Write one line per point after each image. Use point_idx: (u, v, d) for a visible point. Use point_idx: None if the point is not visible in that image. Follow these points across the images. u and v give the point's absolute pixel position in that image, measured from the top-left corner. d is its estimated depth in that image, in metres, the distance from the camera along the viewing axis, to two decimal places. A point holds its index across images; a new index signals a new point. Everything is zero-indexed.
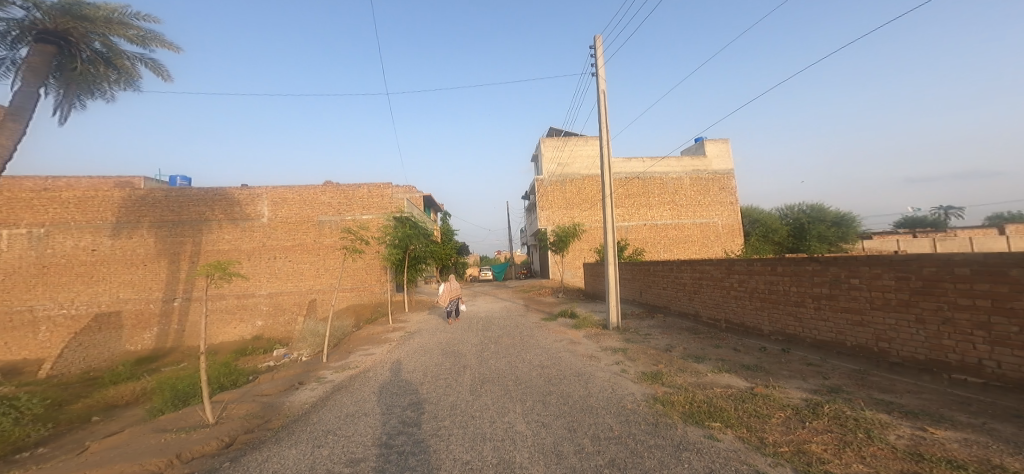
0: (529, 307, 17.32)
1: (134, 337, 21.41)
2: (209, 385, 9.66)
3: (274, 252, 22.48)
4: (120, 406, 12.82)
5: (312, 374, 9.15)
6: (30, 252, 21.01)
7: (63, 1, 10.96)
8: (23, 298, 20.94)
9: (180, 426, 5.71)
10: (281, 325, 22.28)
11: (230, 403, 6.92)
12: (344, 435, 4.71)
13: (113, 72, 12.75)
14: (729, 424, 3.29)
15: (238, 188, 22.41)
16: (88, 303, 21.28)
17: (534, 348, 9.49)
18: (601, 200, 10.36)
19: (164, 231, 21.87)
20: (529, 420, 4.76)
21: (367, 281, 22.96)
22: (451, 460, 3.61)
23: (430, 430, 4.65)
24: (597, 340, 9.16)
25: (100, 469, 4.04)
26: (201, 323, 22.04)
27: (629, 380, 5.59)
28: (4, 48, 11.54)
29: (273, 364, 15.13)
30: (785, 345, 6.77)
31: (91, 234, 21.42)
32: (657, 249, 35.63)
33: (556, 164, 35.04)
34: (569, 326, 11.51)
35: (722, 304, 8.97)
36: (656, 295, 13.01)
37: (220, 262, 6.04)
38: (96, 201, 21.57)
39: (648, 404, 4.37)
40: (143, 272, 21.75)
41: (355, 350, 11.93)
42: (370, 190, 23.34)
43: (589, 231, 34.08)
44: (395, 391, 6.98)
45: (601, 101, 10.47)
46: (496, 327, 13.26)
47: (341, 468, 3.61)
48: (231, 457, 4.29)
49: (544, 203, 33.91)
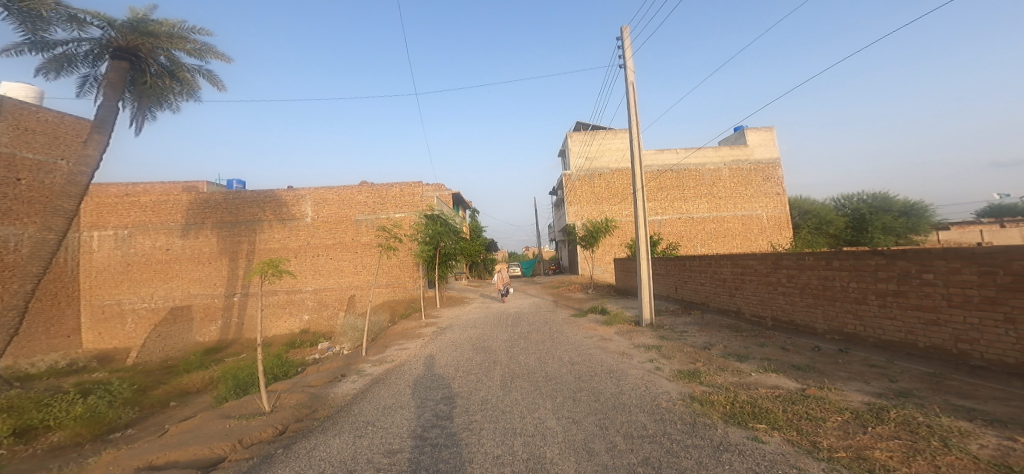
0: (560, 303, 17.25)
1: (202, 329, 23.03)
2: (265, 376, 10.31)
3: (317, 251, 23.46)
4: (191, 392, 13.85)
5: (352, 367, 9.50)
6: (116, 251, 22.99)
7: (132, 19, 11.93)
8: (112, 293, 22.87)
9: (241, 413, 6.11)
10: (325, 319, 23.30)
11: (283, 393, 7.36)
12: (383, 426, 4.86)
13: (177, 85, 13.62)
14: (776, 426, 3.15)
15: (285, 190, 23.54)
16: (164, 297, 23.06)
17: (564, 345, 9.47)
18: (633, 195, 10.16)
19: (224, 231, 23.22)
20: (560, 416, 4.77)
21: (401, 278, 23.56)
22: (483, 454, 3.65)
23: (462, 424, 4.74)
24: (629, 337, 8.98)
25: (174, 451, 4.39)
26: (257, 317, 23.37)
27: (664, 378, 5.44)
28: (88, 66, 12.65)
29: (318, 357, 15.86)
30: (843, 345, 6.40)
31: (165, 235, 23.09)
32: (692, 244, 34.56)
33: (584, 158, 34.58)
34: (600, 323, 11.30)
35: (768, 301, 8.60)
36: (692, 291, 12.64)
37: (272, 260, 6.42)
38: (168, 204, 23.18)
39: (685, 403, 4.25)
40: (207, 270, 23.23)
41: (391, 344, 12.31)
42: (402, 189, 23.84)
43: (621, 225, 33.43)
44: (429, 385, 7.15)
45: (630, 93, 10.18)
46: (525, 323, 13.34)
47: (380, 458, 3.74)
48: (284, 443, 4.55)
49: (575, 198, 33.50)
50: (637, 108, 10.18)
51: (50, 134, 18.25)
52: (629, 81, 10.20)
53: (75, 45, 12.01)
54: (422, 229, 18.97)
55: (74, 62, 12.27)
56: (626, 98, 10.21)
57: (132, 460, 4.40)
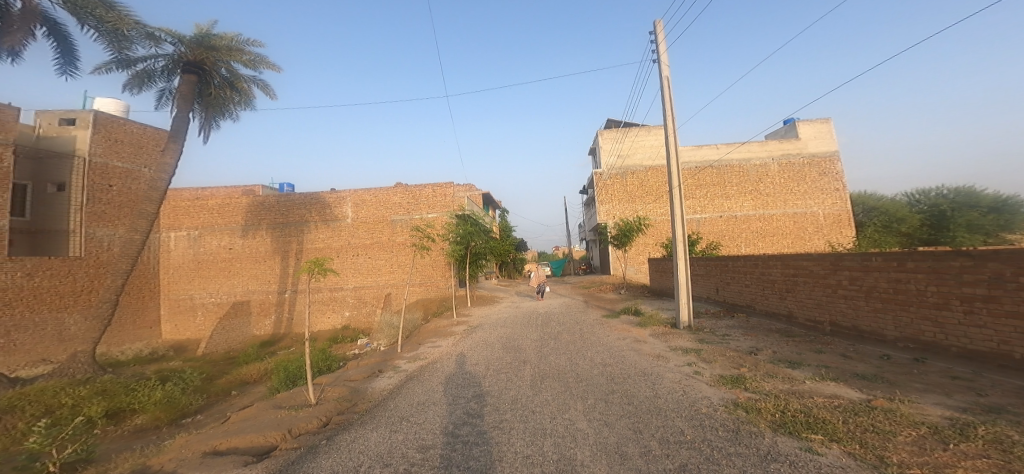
0: (591, 303, 17.07)
1: (259, 323, 24.49)
2: (311, 369, 10.87)
3: (357, 250, 24.34)
4: (250, 382, 14.75)
5: (390, 363, 9.78)
6: (190, 250, 24.79)
7: (198, 34, 12.90)
8: (186, 288, 24.58)
9: (290, 404, 6.43)
10: (364, 316, 24.15)
11: (326, 386, 7.69)
12: (418, 422, 4.97)
13: (237, 95, 14.52)
14: (835, 438, 2.96)
15: (328, 192, 24.53)
16: (228, 293, 24.63)
17: (595, 346, 9.35)
18: (670, 193, 9.86)
19: (277, 232, 24.52)
20: (590, 418, 4.70)
21: (434, 276, 24.02)
22: (513, 453, 3.64)
23: (493, 422, 4.77)
24: (664, 339, 8.71)
25: (233, 438, 4.74)
26: (304, 313, 24.54)
27: (704, 383, 5.24)
28: (164, 81, 13.75)
29: (357, 353, 16.49)
30: (919, 354, 5.93)
31: (229, 235, 24.69)
32: (734, 244, 33.19)
33: (616, 156, 34.29)
34: (633, 324, 11.03)
35: (826, 305, 8.13)
36: (735, 293, 12.16)
37: (318, 260, 6.74)
38: (231, 207, 24.71)
39: (727, 410, 4.09)
40: (264, 268, 24.60)
41: (424, 342, 12.59)
42: (434, 190, 24.28)
43: (655, 224, 32.60)
44: (460, 383, 7.24)
45: (665, 90, 9.88)
46: (554, 323, 13.27)
47: (413, 452, 3.83)
48: (327, 435, 4.74)
49: (607, 197, 32.96)
50: (672, 104, 9.86)
51: (134, 144, 20.68)
52: (663, 76, 9.90)
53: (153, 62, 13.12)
54: (454, 229, 19.27)
55: (152, 77, 13.43)
56: (661, 95, 9.92)
57: (198, 445, 4.78)
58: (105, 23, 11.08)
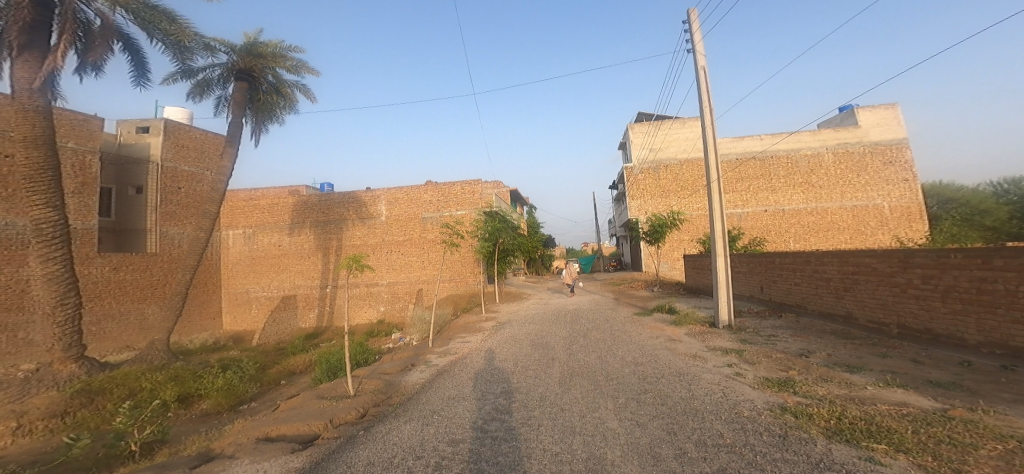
0: (621, 300, 16.81)
1: (303, 316, 25.69)
2: (350, 362, 11.33)
3: (390, 247, 25.01)
4: (297, 373, 15.53)
5: (421, 358, 9.99)
6: (244, 247, 26.31)
7: (246, 44, 14.46)
8: (242, 283, 26.13)
9: (331, 395, 6.69)
10: (397, 311, 24.81)
11: (364, 378, 7.95)
12: (448, 417, 5.02)
13: (282, 100, 16.05)
14: (901, 449, 2.75)
15: (363, 191, 25.30)
16: (278, 288, 25.91)
17: (627, 344, 9.18)
18: (707, 187, 9.53)
19: (319, 230, 25.61)
20: (621, 418, 4.60)
21: (464, 273, 24.28)
22: (542, 450, 3.62)
23: (522, 419, 4.75)
24: (701, 339, 8.42)
25: (282, 426, 5.03)
26: (342, 307, 25.48)
27: (747, 385, 5.00)
28: (220, 88, 15.41)
29: (391, 347, 17.00)
30: (1006, 361, 5.38)
31: (277, 233, 25.99)
32: (782, 239, 31.43)
33: (648, 149, 33.16)
34: (668, 323, 10.74)
35: (893, 305, 7.57)
36: (783, 292, 11.58)
37: (355, 256, 6.94)
38: (280, 207, 26.04)
39: (772, 414, 3.88)
40: (307, 264, 25.73)
41: (454, 337, 12.77)
42: (463, 188, 24.53)
43: (690, 219, 31.63)
44: (489, 379, 7.26)
45: (700, 81, 9.51)
46: (584, 320, 13.15)
47: (445, 446, 3.87)
48: (365, 426, 4.88)
49: (639, 192, 32.27)
50: (709, 95, 9.47)
51: (198, 148, 22.12)
52: (698, 66, 9.54)
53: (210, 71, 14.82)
54: (482, 226, 19.45)
55: (211, 86, 15.09)
56: (697, 86, 9.55)
57: (252, 432, 5.11)
58: (169, 35, 12.82)
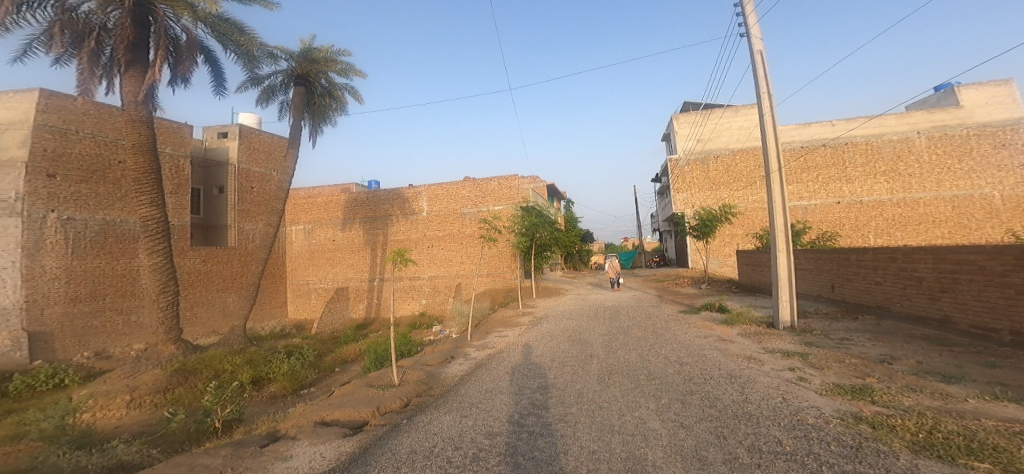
0: (665, 297, 16.28)
1: (354, 307, 27.05)
2: (395, 352, 11.77)
3: (431, 242, 25.63)
4: (349, 361, 16.36)
5: (460, 351, 10.13)
6: (304, 242, 27.96)
7: (303, 51, 15.43)
8: (305, 274, 27.81)
9: (378, 383, 6.95)
10: (438, 304, 25.42)
11: (406, 369, 8.18)
12: (485, 409, 5.07)
13: (335, 103, 16.95)
14: (1008, 468, 2.44)
15: (406, 188, 26.05)
16: (332, 281, 27.25)
17: (671, 343, 8.86)
18: (766, 179, 8.95)
19: (367, 226, 26.76)
20: (664, 418, 4.45)
21: (501, 268, 24.40)
22: (579, 448, 3.63)
23: (559, 414, 4.70)
24: (756, 340, 7.91)
25: (335, 411, 5.36)
26: (388, 299, 26.51)
27: (812, 391, 4.63)
28: (283, 93, 16.70)
29: (431, 339, 17.52)
30: None
31: (331, 228, 27.43)
32: (861, 234, 29.00)
33: (694, 140, 31.77)
34: (717, 322, 10.20)
35: (1004, 309, 6.53)
36: (862, 292, 10.58)
37: (399, 251, 7.17)
38: (333, 204, 27.46)
39: (840, 423, 3.58)
40: (358, 258, 27.00)
41: (492, 331, 12.89)
42: (500, 183, 24.61)
43: (745, 213, 30.04)
44: (525, 373, 7.22)
45: (758, 67, 8.88)
46: (624, 317, 12.84)
47: (482, 439, 3.99)
48: (407, 415, 5.09)
49: (685, 184, 31.08)
50: (768, 82, 8.83)
51: (268, 151, 23.75)
52: (754, 51, 8.91)
53: (274, 78, 16.11)
54: (519, 221, 19.46)
55: (275, 91, 16.38)
56: (753, 73, 8.93)
57: (311, 415, 5.48)
58: (239, 46, 14.39)
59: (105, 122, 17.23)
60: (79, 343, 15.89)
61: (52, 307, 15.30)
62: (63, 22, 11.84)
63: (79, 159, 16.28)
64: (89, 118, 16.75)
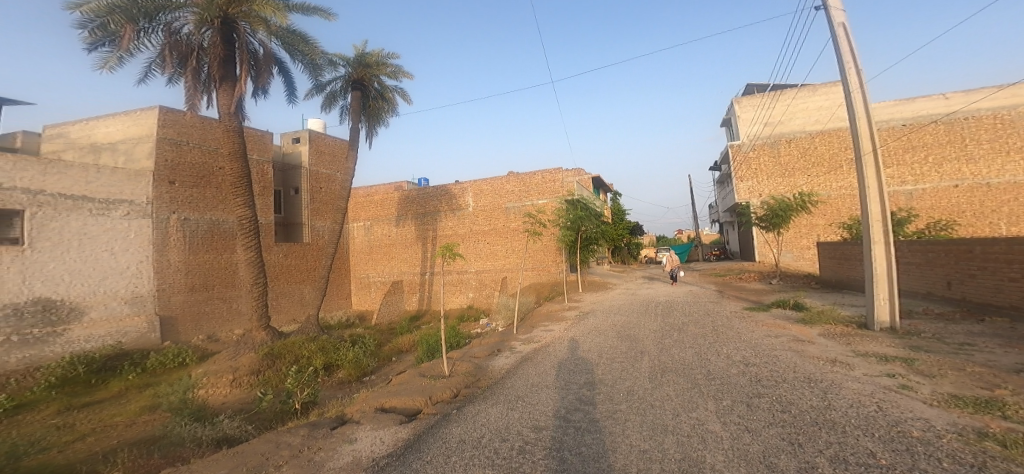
0: (727, 293, 15.39)
1: (408, 299, 28.15)
2: (444, 344, 12.06)
3: (477, 236, 26.02)
4: (404, 351, 17.08)
5: (506, 344, 10.17)
6: (364, 238, 29.52)
7: (357, 56, 16.33)
8: (365, 269, 29.35)
9: (431, 374, 7.15)
10: (484, 297, 25.82)
11: (454, 360, 8.35)
12: (531, 402, 5.38)
13: (387, 104, 17.57)
14: None
15: (452, 184, 26.59)
16: (388, 274, 28.56)
17: (735, 341, 8.33)
18: (857, 162, 8.11)
19: (419, 221, 27.70)
20: (726, 421, 4.22)
21: (545, 262, 24.24)
22: (628, 446, 3.68)
23: (606, 412, 4.84)
24: (838, 342, 7.20)
25: (392, 398, 5.66)
26: (439, 292, 27.34)
27: (919, 401, 4.13)
28: (342, 99, 17.65)
29: (479, 332, 17.86)
30: None
31: (387, 225, 28.72)
32: (989, 222, 25.96)
33: (762, 124, 29.36)
34: (785, 321, 9.42)
35: None
36: (990, 291, 9.18)
37: (447, 245, 7.35)
38: (386, 201, 28.75)
39: (950, 438, 3.17)
40: (411, 253, 28.07)
41: (537, 325, 12.82)
42: (544, 177, 24.41)
43: (829, 200, 27.60)
44: (572, 368, 7.13)
45: (843, 40, 7.99)
46: (678, 314, 12.24)
47: (528, 432, 4.29)
48: (458, 404, 5.51)
49: (750, 172, 29.19)
50: (857, 55, 7.92)
51: (333, 154, 25.26)
52: (836, 23, 8.04)
53: (335, 85, 17.06)
54: (563, 215, 19.21)
55: (335, 97, 17.30)
56: (837, 49, 8.06)
57: (370, 402, 5.77)
58: (304, 55, 15.32)
59: (207, 134, 19.06)
60: (195, 327, 18.13)
61: (176, 295, 17.43)
62: (170, 45, 13.18)
63: (190, 168, 18.32)
64: (196, 130, 18.70)
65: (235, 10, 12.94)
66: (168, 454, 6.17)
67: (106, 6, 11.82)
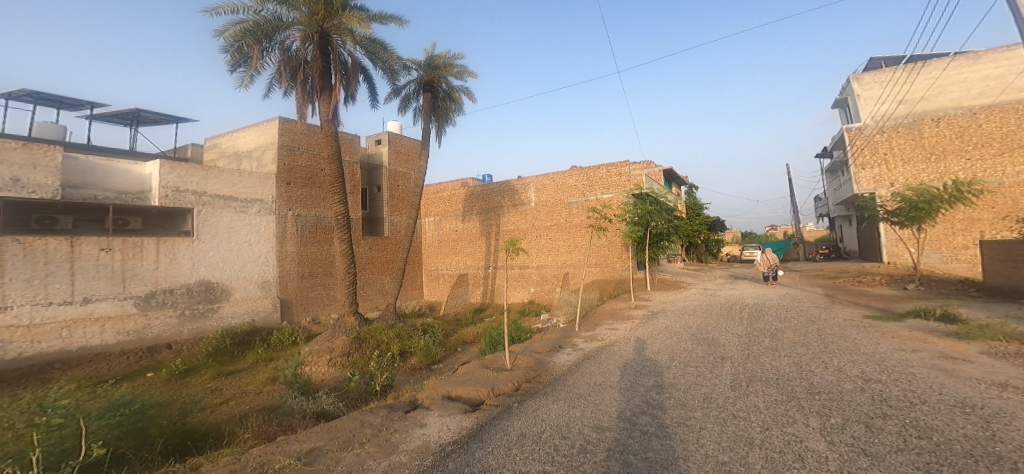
0: (828, 298, 13.62)
1: (472, 292, 28.83)
2: (507, 337, 12.14)
3: (539, 231, 25.87)
4: (468, 342, 17.52)
5: (568, 340, 9.93)
6: (433, 232, 30.83)
7: (427, 59, 16.97)
8: (433, 262, 30.71)
9: (494, 365, 7.23)
10: (545, 293, 25.63)
11: (516, 354, 8.37)
12: (594, 401, 5.27)
13: (454, 104, 18.04)
14: None
15: (515, 179, 26.68)
16: (454, 268, 29.55)
17: (839, 353, 7.32)
18: None
19: (483, 217, 28.21)
20: (832, 440, 3.66)
21: (610, 258, 23.32)
22: (705, 457, 3.41)
23: (677, 418, 4.50)
24: (989, 363, 5.96)
25: (459, 387, 5.87)
26: (502, 287, 27.66)
27: None
28: (415, 102, 18.46)
29: (539, 327, 17.80)
30: None
31: (454, 220, 29.68)
32: None
33: (895, 102, 25.73)
34: (904, 334, 8.06)
35: None
36: None
37: (512, 239, 7.34)
38: (453, 197, 29.71)
39: None
40: (476, 247, 28.69)
41: (601, 323, 12.39)
42: (609, 170, 23.45)
43: (999, 190, 22.99)
44: (640, 369, 6.78)
45: None
46: (761, 318, 11.09)
47: (590, 431, 4.21)
48: (518, 399, 5.58)
49: (877, 159, 25.64)
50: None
51: (408, 153, 26.57)
52: None
53: (409, 88, 17.90)
54: (630, 209, 18.34)
55: (409, 100, 18.10)
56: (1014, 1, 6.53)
57: (438, 389, 6.01)
58: (384, 63, 16.25)
59: (312, 140, 20.84)
60: (305, 309, 20.07)
61: (292, 281, 19.54)
62: (285, 62, 14.60)
63: (302, 170, 20.37)
64: (304, 136, 20.54)
65: (330, 24, 14.22)
66: (281, 421, 6.95)
67: (241, 30, 13.76)
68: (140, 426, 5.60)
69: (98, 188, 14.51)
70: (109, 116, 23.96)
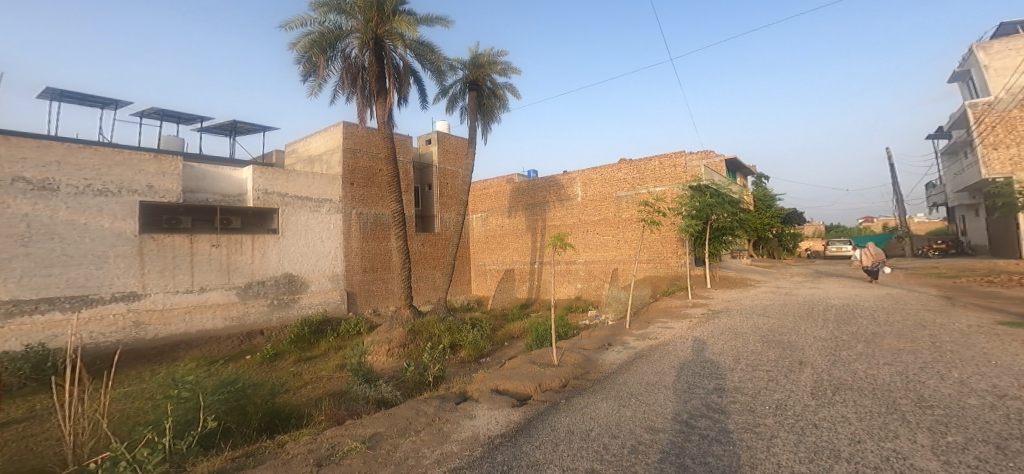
0: (925, 299, 11.96)
1: (519, 287, 28.84)
2: (555, 333, 11.92)
3: (586, 226, 25.25)
4: (515, 337, 17.53)
5: (618, 338, 9.52)
6: (480, 228, 31.18)
7: (471, 58, 17.06)
8: (480, 258, 31.11)
9: (541, 361, 7.06)
10: (593, 289, 25.04)
11: (563, 351, 8.15)
12: (646, 401, 4.93)
13: (500, 101, 17.99)
14: None
15: (561, 174, 26.23)
16: (501, 263, 29.74)
17: (944, 363, 6.34)
18: None
19: (529, 212, 28.06)
20: (944, 458, 3.10)
21: (664, 254, 22.24)
22: (778, 466, 3.04)
23: (743, 423, 4.08)
24: None
25: (507, 382, 5.79)
26: (549, 282, 27.42)
27: None
28: (461, 101, 18.64)
29: (587, 323, 17.43)
30: None
31: (500, 216, 29.79)
32: None
33: None
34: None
35: None
36: None
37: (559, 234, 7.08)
38: (498, 193, 29.84)
39: None
40: (522, 243, 28.63)
41: (654, 321, 11.80)
42: (662, 161, 22.26)
43: None
44: (699, 370, 6.31)
45: None
46: (837, 320, 9.98)
47: (642, 432, 3.92)
48: (566, 395, 5.37)
49: (1015, 137, 21.67)
50: None
51: (456, 151, 27.02)
52: None
53: (455, 88, 18.12)
54: (687, 202, 17.29)
55: (456, 99, 18.30)
56: None
57: (486, 383, 5.95)
58: (432, 65, 16.52)
59: (370, 142, 21.78)
60: (366, 301, 21.07)
61: (355, 274, 20.60)
62: (345, 69, 15.30)
63: (363, 171, 21.34)
64: (363, 139, 21.46)
65: (383, 30, 14.73)
66: (347, 406, 7.32)
67: (308, 43, 14.57)
68: (245, 405, 6.29)
69: (208, 191, 15.82)
70: (215, 127, 26.55)
